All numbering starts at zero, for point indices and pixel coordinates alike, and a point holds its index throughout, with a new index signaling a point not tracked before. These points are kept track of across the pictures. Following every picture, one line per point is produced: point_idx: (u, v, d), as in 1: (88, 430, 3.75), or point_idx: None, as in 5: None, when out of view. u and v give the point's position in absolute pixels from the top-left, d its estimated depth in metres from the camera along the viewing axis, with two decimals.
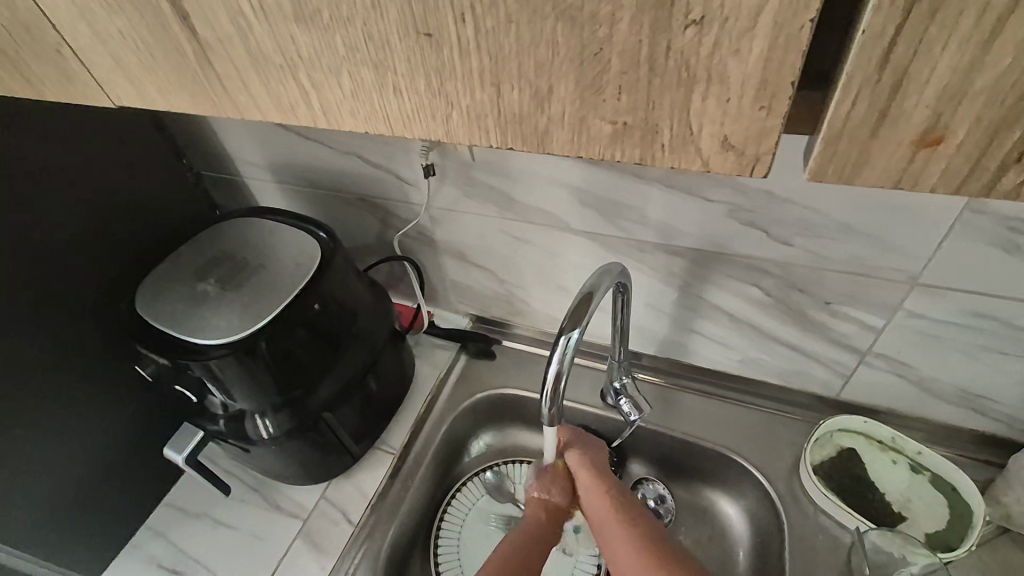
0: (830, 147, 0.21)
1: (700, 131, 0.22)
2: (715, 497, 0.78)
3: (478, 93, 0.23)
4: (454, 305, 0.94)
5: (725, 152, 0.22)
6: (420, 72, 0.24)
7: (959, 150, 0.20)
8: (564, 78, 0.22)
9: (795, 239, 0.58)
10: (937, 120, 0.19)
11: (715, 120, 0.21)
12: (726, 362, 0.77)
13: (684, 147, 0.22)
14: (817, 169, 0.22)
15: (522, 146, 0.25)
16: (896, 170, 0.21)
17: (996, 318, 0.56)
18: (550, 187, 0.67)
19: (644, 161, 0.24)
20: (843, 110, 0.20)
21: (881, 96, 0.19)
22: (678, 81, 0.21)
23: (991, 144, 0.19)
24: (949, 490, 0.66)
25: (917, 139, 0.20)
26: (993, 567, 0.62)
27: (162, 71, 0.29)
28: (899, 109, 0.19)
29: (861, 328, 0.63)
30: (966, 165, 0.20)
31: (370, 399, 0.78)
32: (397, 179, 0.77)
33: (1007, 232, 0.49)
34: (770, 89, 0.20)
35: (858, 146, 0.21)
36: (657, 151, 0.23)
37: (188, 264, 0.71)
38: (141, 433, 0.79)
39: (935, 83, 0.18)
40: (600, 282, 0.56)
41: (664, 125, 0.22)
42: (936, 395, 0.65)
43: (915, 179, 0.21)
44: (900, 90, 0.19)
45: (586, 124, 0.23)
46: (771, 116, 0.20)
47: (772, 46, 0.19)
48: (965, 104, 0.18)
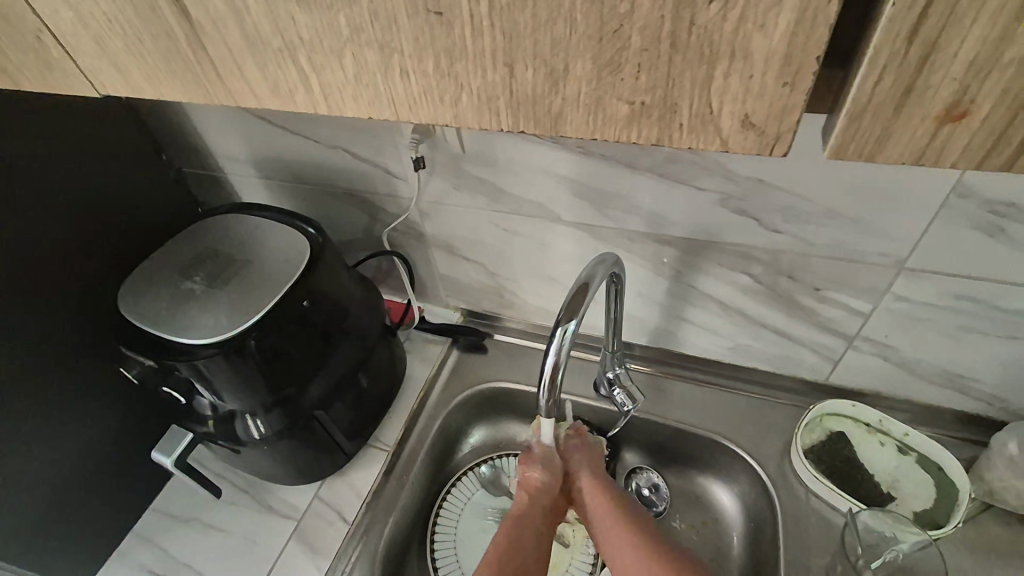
0: (853, 123, 0.21)
1: (720, 110, 0.21)
2: (708, 484, 0.79)
3: (491, 74, 0.23)
4: (444, 300, 0.93)
5: (745, 131, 0.22)
6: (430, 53, 0.23)
7: (984, 125, 0.20)
8: (582, 56, 0.21)
9: (785, 226, 0.59)
10: (964, 94, 0.19)
11: (736, 97, 0.21)
12: (718, 350, 0.77)
13: (703, 127, 0.22)
14: (839, 146, 0.22)
15: (534, 129, 0.24)
16: (918, 146, 0.21)
17: (979, 300, 0.57)
18: (541, 178, 0.67)
19: (660, 143, 0.23)
20: (868, 84, 0.20)
21: (907, 70, 0.19)
22: (700, 58, 0.20)
23: (1016, 118, 0.19)
24: (935, 469, 0.67)
25: (942, 114, 0.20)
26: (979, 543, 0.64)
27: (149, 56, 0.28)
28: (925, 84, 0.19)
29: (849, 313, 0.64)
30: (989, 140, 0.20)
31: (364, 395, 0.77)
32: (384, 173, 0.76)
33: (991, 216, 0.50)
34: (794, 64, 0.19)
35: (882, 123, 0.21)
36: (674, 131, 0.23)
37: (173, 262, 0.69)
38: (127, 436, 0.77)
39: (964, 55, 0.18)
40: (594, 272, 0.55)
41: (683, 104, 0.22)
42: (922, 377, 0.67)
43: (937, 156, 0.21)
44: (927, 63, 0.19)
45: (604, 104, 0.22)
46: (793, 94, 0.20)
47: (798, 19, 0.18)
48: (993, 78, 0.18)
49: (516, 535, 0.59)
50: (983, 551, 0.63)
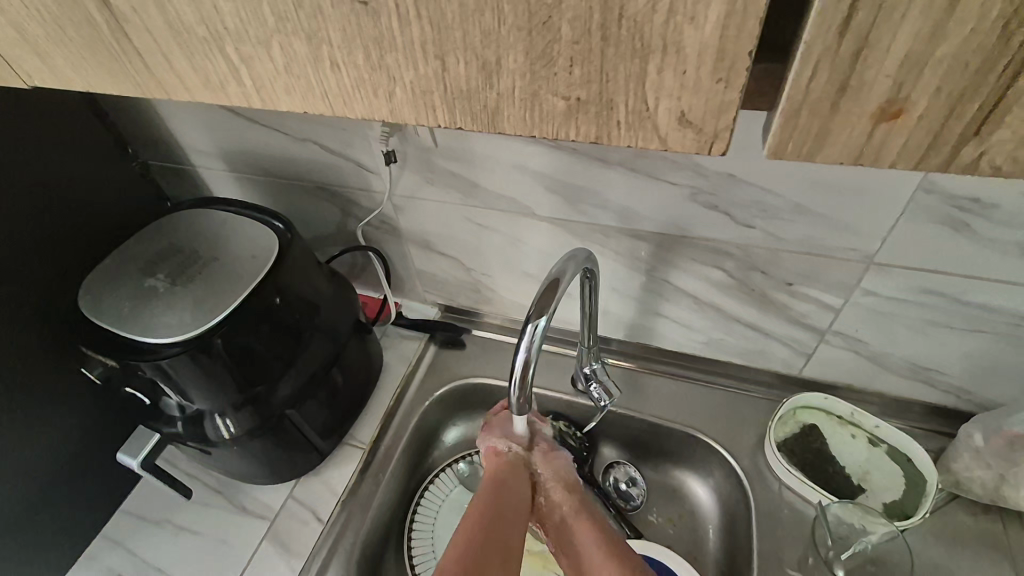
0: (791, 120, 0.21)
1: (657, 106, 0.21)
2: (684, 477, 0.79)
3: (422, 67, 0.22)
4: (420, 295, 0.92)
5: (683, 128, 0.21)
6: (359, 44, 0.22)
7: (919, 123, 0.19)
8: (513, 49, 0.20)
9: (756, 221, 0.59)
10: (899, 91, 0.19)
11: (671, 93, 0.20)
12: (692, 344, 0.77)
13: (641, 124, 0.21)
14: (778, 144, 0.21)
15: (472, 124, 0.24)
16: (856, 145, 0.21)
17: (946, 294, 0.57)
18: (513, 172, 0.66)
19: (600, 140, 0.23)
20: (803, 80, 0.19)
21: (842, 66, 0.19)
22: (633, 51, 0.20)
23: (951, 115, 0.19)
24: (904, 460, 0.68)
25: (878, 111, 0.19)
26: (946, 533, 0.65)
27: (75, 47, 0.27)
28: (860, 80, 0.19)
29: (820, 307, 0.64)
30: (927, 138, 0.20)
31: (336, 393, 0.76)
32: (355, 166, 0.74)
33: (955, 210, 0.51)
34: (728, 59, 0.19)
35: (820, 120, 0.20)
36: (612, 128, 0.22)
37: (134, 259, 0.67)
38: (92, 437, 0.75)
39: (897, 50, 0.18)
40: (566, 268, 0.55)
41: (619, 99, 0.21)
42: (890, 369, 0.68)
43: (875, 155, 0.21)
44: (861, 58, 0.18)
45: (539, 99, 0.22)
46: (729, 89, 0.20)
47: (728, 12, 0.18)
48: (926, 74, 0.18)
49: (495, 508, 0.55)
50: (949, 540, 0.65)
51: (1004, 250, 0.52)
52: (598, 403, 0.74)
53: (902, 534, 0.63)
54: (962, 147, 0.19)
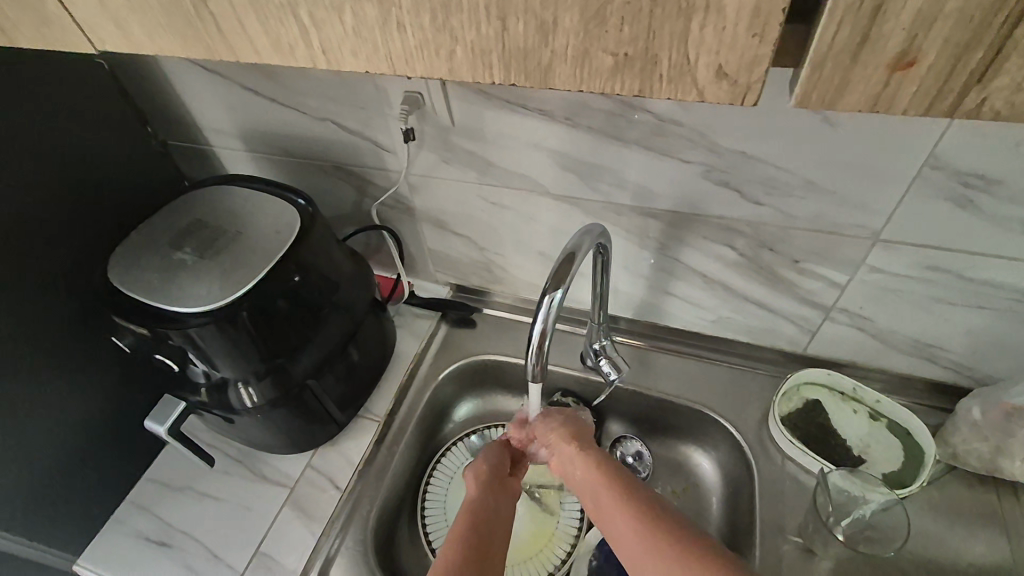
0: (816, 72, 0.23)
1: (697, 61, 0.23)
2: (690, 451, 0.82)
3: (483, 27, 0.24)
4: (433, 275, 0.95)
5: (719, 81, 0.23)
6: (426, 6, 0.24)
7: (929, 71, 0.21)
8: (570, 9, 0.22)
9: (766, 199, 0.61)
10: (911, 43, 0.21)
11: (711, 49, 0.22)
12: (700, 323, 0.80)
13: (681, 78, 0.24)
14: (803, 95, 0.24)
15: (524, 81, 0.26)
16: (873, 93, 0.23)
17: (948, 271, 0.59)
18: (529, 151, 0.68)
19: (643, 93, 0.25)
20: (828, 35, 0.21)
21: (863, 20, 0.21)
22: (678, 10, 0.21)
23: (957, 65, 0.21)
24: (903, 433, 0.71)
25: (892, 62, 0.21)
26: (944, 502, 0.68)
27: (150, 11, 0.28)
28: (878, 33, 0.21)
29: (826, 284, 0.66)
30: (935, 86, 0.22)
31: (354, 367, 0.79)
32: (374, 146, 0.76)
33: (961, 186, 0.53)
34: (762, 17, 0.21)
35: (841, 70, 0.22)
36: (655, 82, 0.24)
37: (163, 232, 0.69)
38: (119, 405, 0.77)
39: (911, 6, 0.20)
40: (582, 242, 0.57)
41: (663, 55, 0.23)
42: (893, 346, 0.70)
43: (889, 102, 0.23)
44: (880, 13, 0.20)
45: (589, 56, 0.24)
46: (763, 44, 0.22)
47: None
48: (937, 26, 0.20)
49: (484, 525, 0.59)
50: (946, 509, 0.67)
51: (1006, 226, 0.54)
52: (608, 378, 0.76)
53: (900, 503, 0.64)
54: (966, 93, 0.22)
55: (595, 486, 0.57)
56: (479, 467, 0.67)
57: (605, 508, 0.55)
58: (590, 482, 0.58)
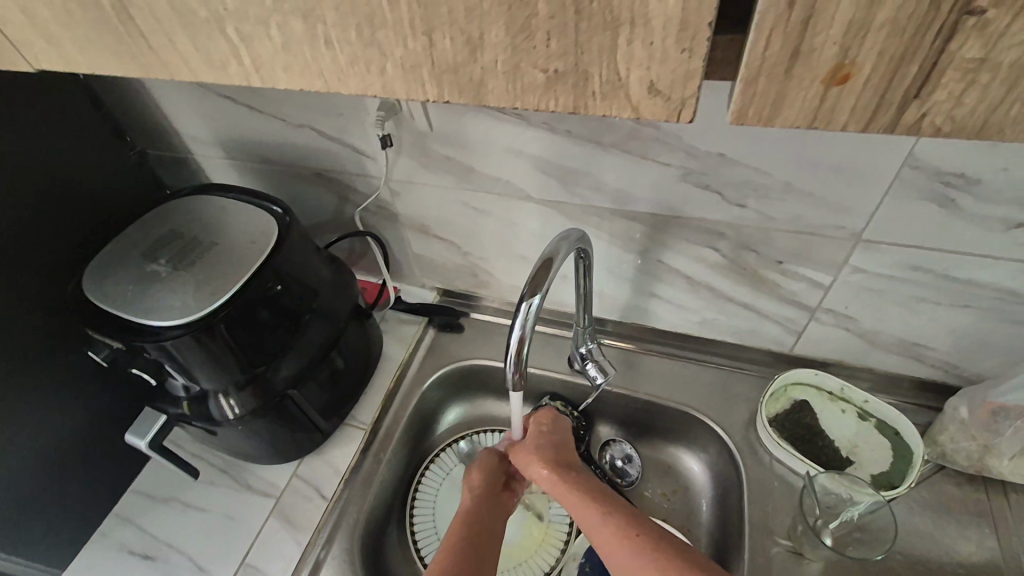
0: (750, 86, 0.22)
1: (628, 77, 0.22)
2: (679, 453, 0.82)
3: (410, 42, 0.23)
4: (419, 279, 0.94)
5: (653, 97, 0.23)
6: (350, 22, 0.23)
7: (866, 85, 0.21)
8: (494, 23, 0.22)
9: (747, 200, 0.60)
10: (845, 55, 0.20)
11: (642, 64, 0.21)
12: (686, 324, 0.79)
13: (615, 94, 0.23)
14: (739, 111, 0.23)
15: (458, 98, 0.25)
16: (811, 108, 0.22)
17: (932, 270, 0.59)
18: (508, 156, 0.67)
19: (578, 110, 0.24)
20: (759, 48, 0.21)
21: (792, 33, 0.20)
22: (604, 24, 0.21)
23: (893, 79, 0.20)
24: (892, 433, 0.70)
25: (827, 76, 0.21)
26: (934, 502, 0.67)
27: (81, 30, 0.28)
28: (810, 46, 0.20)
29: (809, 285, 0.65)
30: (873, 100, 0.21)
31: (337, 375, 0.78)
32: (352, 152, 0.75)
33: (941, 186, 0.52)
34: (691, 30, 0.20)
35: (776, 84, 0.21)
36: (589, 98, 0.23)
37: (137, 243, 0.69)
38: (98, 420, 0.76)
39: (841, 18, 0.19)
40: (558, 247, 0.56)
41: (593, 71, 0.22)
42: (879, 346, 0.69)
43: (828, 118, 0.22)
44: (810, 25, 0.20)
45: (520, 71, 0.23)
46: (694, 58, 0.21)
47: None
48: (870, 38, 0.19)
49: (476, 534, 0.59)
50: (935, 509, 0.66)
51: (989, 225, 0.53)
52: (594, 382, 0.75)
53: (888, 505, 0.64)
54: (905, 108, 0.21)
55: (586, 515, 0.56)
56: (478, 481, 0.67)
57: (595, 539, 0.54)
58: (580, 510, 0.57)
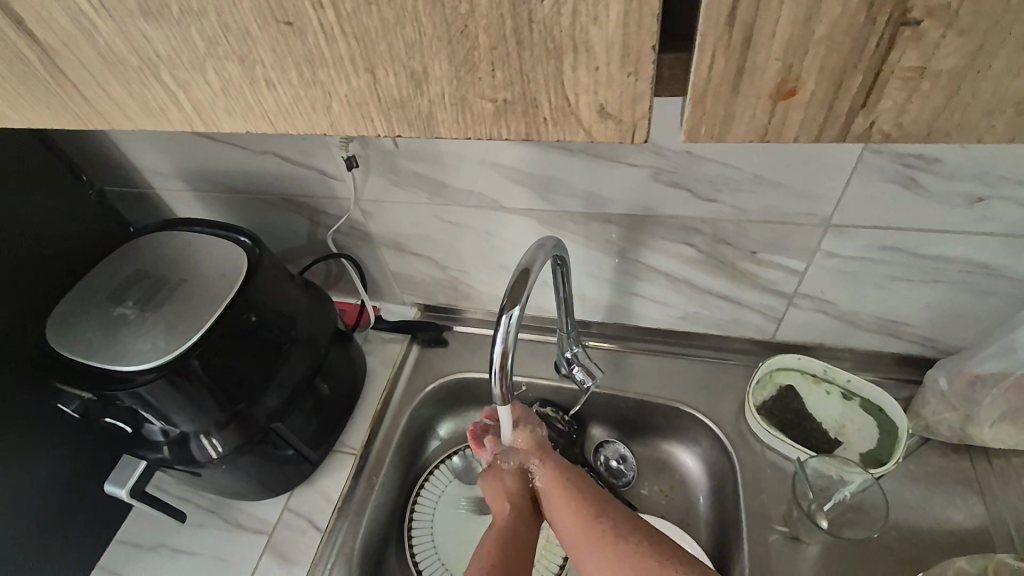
0: (699, 106, 0.22)
1: (578, 102, 0.22)
2: (673, 449, 0.82)
3: (354, 80, 0.24)
4: (400, 297, 0.93)
5: (604, 120, 0.23)
6: (290, 63, 0.24)
7: (811, 98, 0.21)
8: (437, 57, 0.22)
9: (717, 195, 0.60)
10: (789, 71, 0.20)
11: (590, 88, 0.22)
12: (668, 320, 0.80)
13: (566, 118, 0.23)
14: (690, 130, 0.23)
15: (409, 131, 0.25)
16: (761, 123, 0.22)
17: (900, 249, 0.60)
18: (478, 167, 0.66)
19: (531, 136, 0.24)
20: (704, 69, 0.21)
21: (735, 53, 0.20)
22: (547, 52, 0.21)
23: (838, 91, 0.20)
24: (877, 410, 0.71)
25: (773, 92, 0.21)
26: (922, 475, 0.68)
27: (14, 85, 0.28)
28: (754, 64, 0.20)
29: (785, 273, 0.66)
30: (821, 111, 0.21)
31: (322, 402, 0.77)
32: (320, 175, 0.74)
33: (902, 167, 0.53)
34: (634, 54, 0.20)
35: (724, 103, 0.22)
36: (540, 125, 0.23)
37: (101, 286, 0.67)
38: (77, 470, 0.74)
39: (780, 36, 0.19)
40: (535, 257, 0.55)
41: (542, 97, 0.22)
42: (857, 325, 0.70)
43: (779, 132, 0.22)
44: (751, 44, 0.20)
45: (468, 102, 0.23)
46: (640, 81, 0.21)
47: (627, 10, 0.19)
48: (810, 54, 0.19)
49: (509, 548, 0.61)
50: (925, 482, 0.67)
51: (951, 202, 0.54)
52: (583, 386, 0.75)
53: (878, 482, 0.65)
54: (852, 118, 0.21)
55: (597, 538, 0.58)
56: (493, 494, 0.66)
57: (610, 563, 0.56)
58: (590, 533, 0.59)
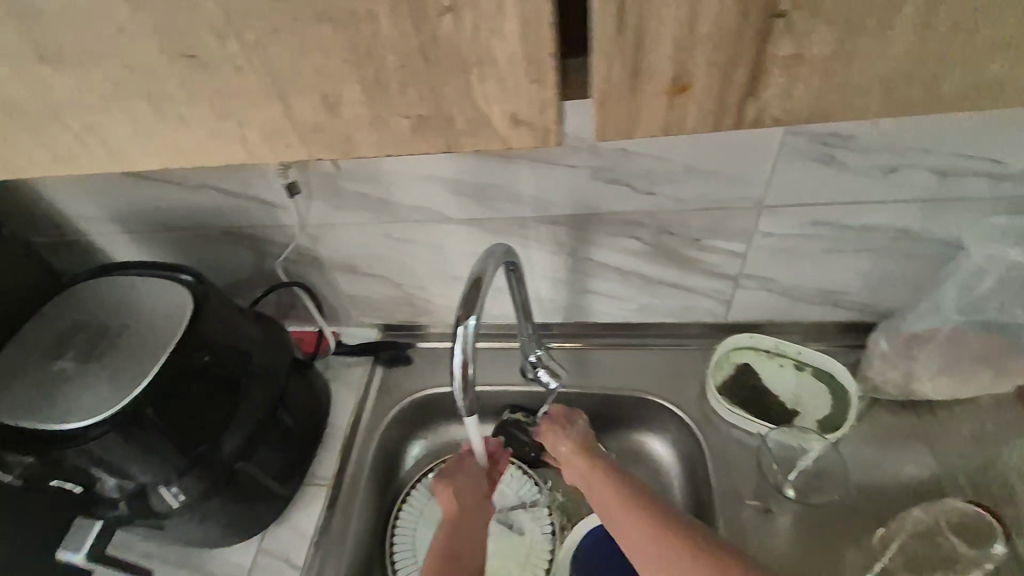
0: (604, 106, 0.25)
1: (489, 111, 0.24)
2: (643, 438, 0.84)
3: (268, 109, 0.24)
4: (358, 319, 0.91)
5: (518, 127, 0.25)
6: (200, 98, 0.24)
7: (700, 94, 0.24)
8: (348, 82, 0.23)
9: (655, 188, 0.63)
10: (680, 70, 0.23)
11: (498, 98, 0.23)
12: (625, 313, 0.82)
13: (480, 129, 0.25)
14: (601, 131, 0.26)
15: (329, 154, 0.26)
16: (661, 118, 0.25)
17: (829, 224, 0.63)
18: (422, 182, 0.67)
19: (448, 149, 0.26)
20: (605, 73, 0.23)
21: (630, 54, 0.23)
22: (454, 66, 0.22)
23: (726, 83, 0.23)
24: (828, 376, 0.74)
25: (669, 88, 0.24)
26: (876, 432, 0.71)
27: None
28: (647, 64, 0.23)
29: (727, 256, 0.69)
30: (712, 106, 0.24)
31: (288, 433, 0.74)
32: (261, 205, 0.72)
33: (822, 147, 0.56)
34: (535, 63, 0.22)
35: (627, 104, 0.24)
36: (455, 137, 0.25)
37: (36, 343, 0.63)
38: (27, 541, 0.69)
39: (667, 36, 0.22)
40: (486, 265, 0.55)
41: (454, 112, 0.24)
42: (799, 299, 0.74)
43: (678, 125, 0.25)
44: (642, 46, 0.22)
45: (383, 120, 0.24)
46: (543, 88, 0.23)
47: (524, 23, 0.21)
48: (696, 53, 0.22)
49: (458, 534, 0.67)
50: (881, 440, 0.71)
51: (870, 174, 0.57)
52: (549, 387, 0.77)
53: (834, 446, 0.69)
54: (745, 104, 0.24)
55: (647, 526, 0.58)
56: (448, 500, 0.68)
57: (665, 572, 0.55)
58: (639, 537, 0.58)
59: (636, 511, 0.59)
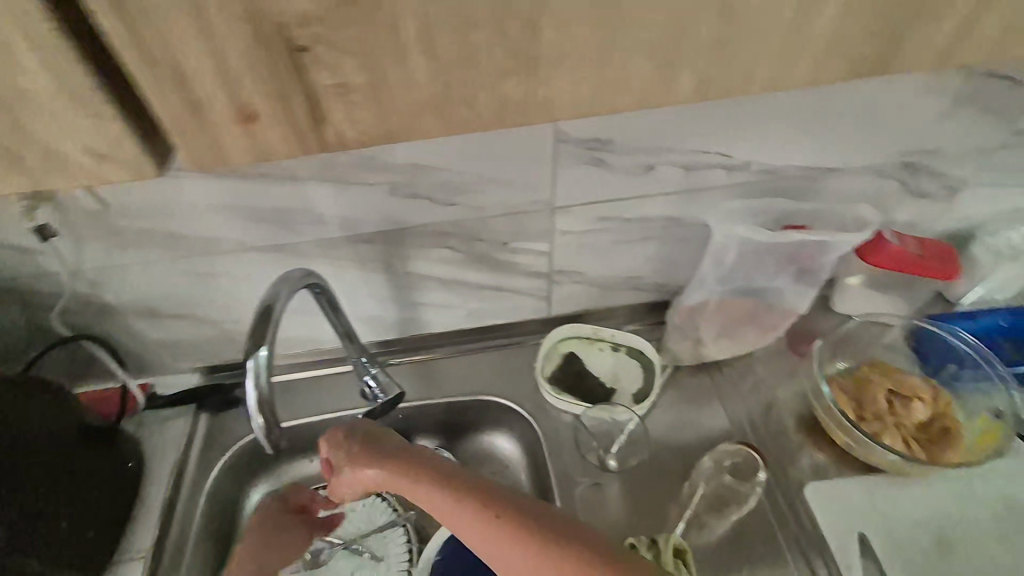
0: (185, 137, 0.34)
1: (65, 145, 0.35)
2: (491, 437, 0.86)
3: None
4: (173, 366, 0.81)
5: (93, 156, 0.36)
6: None
7: (261, 120, 0.34)
8: None
9: (454, 198, 0.65)
10: (234, 103, 0.33)
11: (64, 134, 0.34)
12: (457, 321, 0.83)
13: (56, 157, 0.35)
14: (186, 156, 0.35)
15: None
16: (237, 138, 0.35)
17: (613, 218, 0.71)
18: (209, 212, 0.62)
19: (31, 172, 0.36)
20: (162, 104, 0.32)
21: (180, 90, 0.32)
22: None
23: (285, 109, 0.34)
24: (639, 353, 0.82)
25: (231, 116, 0.33)
26: (682, 396, 0.81)
27: None
28: (200, 97, 0.32)
29: (536, 256, 0.74)
30: (283, 125, 0.35)
31: (85, 514, 0.64)
32: (16, 253, 0.63)
33: (589, 150, 0.62)
34: (78, 101, 0.33)
35: (200, 131, 0.34)
36: (33, 167, 0.36)
37: None
38: None
39: (204, 78, 0.31)
40: (278, 292, 0.53)
41: (24, 146, 0.35)
42: (607, 287, 0.82)
43: (254, 140, 0.35)
44: (187, 84, 0.32)
45: None
46: (96, 121, 0.34)
47: (46, 76, 0.31)
48: (235, 85, 0.32)
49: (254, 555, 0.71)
50: (685, 401, 0.80)
51: (633, 171, 0.65)
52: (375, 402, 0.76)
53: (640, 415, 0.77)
54: (299, 119, 0.34)
55: (480, 529, 0.52)
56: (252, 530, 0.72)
57: (490, 552, 0.51)
58: (500, 551, 0.50)
59: (471, 514, 0.53)
